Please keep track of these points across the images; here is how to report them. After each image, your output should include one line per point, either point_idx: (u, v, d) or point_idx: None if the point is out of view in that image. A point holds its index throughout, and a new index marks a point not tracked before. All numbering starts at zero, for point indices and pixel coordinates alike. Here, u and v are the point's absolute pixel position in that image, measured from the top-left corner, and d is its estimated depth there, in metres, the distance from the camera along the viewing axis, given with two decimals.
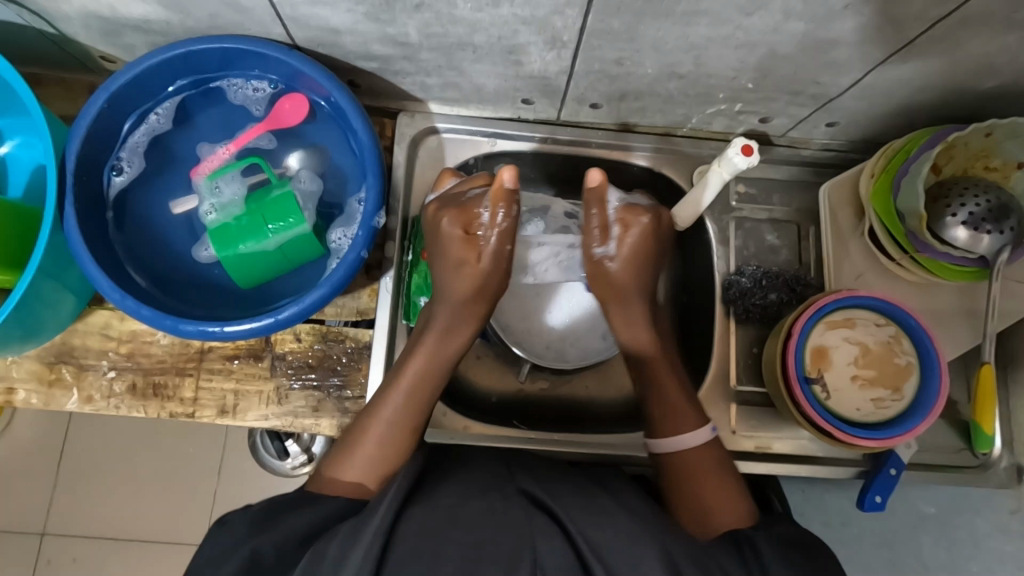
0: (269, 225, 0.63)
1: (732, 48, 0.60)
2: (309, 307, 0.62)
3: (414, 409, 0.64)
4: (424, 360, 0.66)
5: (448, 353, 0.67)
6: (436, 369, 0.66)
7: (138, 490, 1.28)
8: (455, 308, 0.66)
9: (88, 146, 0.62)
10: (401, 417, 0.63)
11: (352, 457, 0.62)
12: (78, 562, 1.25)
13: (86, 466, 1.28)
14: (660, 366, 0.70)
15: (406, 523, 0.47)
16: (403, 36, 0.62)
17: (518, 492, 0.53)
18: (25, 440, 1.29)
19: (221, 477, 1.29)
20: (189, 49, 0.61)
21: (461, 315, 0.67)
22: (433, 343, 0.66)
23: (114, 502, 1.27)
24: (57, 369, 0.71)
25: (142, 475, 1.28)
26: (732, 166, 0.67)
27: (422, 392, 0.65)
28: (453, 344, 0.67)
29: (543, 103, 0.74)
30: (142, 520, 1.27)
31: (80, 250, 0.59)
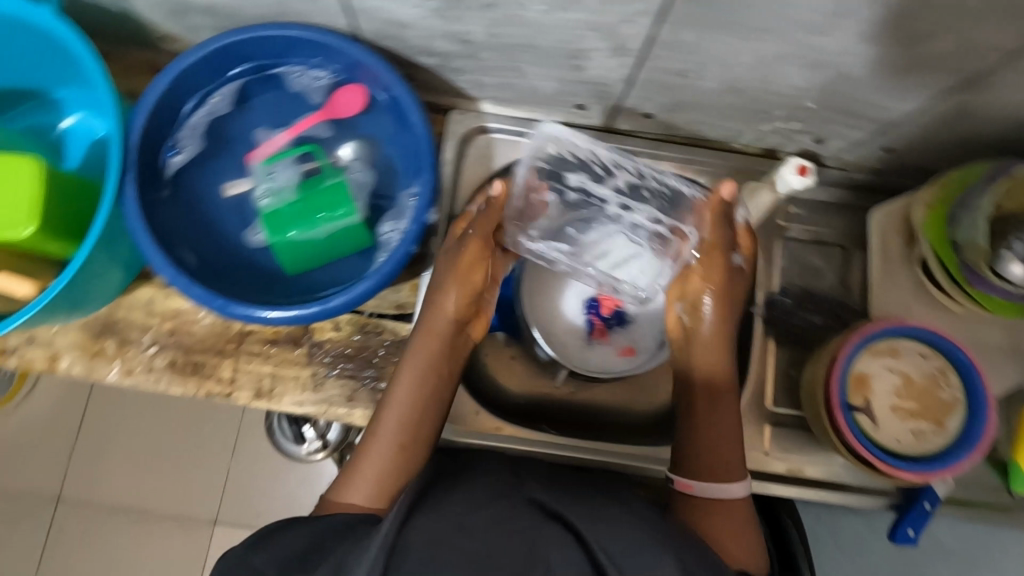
0: (321, 214, 0.63)
1: (800, 66, 0.59)
2: (355, 299, 0.62)
3: (411, 423, 0.65)
4: (416, 370, 0.66)
5: (433, 354, 0.67)
6: (419, 376, 0.66)
7: (152, 462, 1.30)
8: (440, 311, 0.68)
9: (152, 125, 0.63)
10: (393, 428, 0.64)
11: (355, 479, 0.62)
12: (90, 529, 1.27)
13: (103, 435, 1.30)
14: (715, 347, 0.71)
15: (412, 531, 0.46)
16: (467, 34, 0.61)
17: (527, 501, 0.53)
18: (46, 405, 1.31)
19: (234, 458, 1.30)
20: (254, 35, 0.62)
21: (440, 312, 0.68)
22: (418, 350, 0.67)
23: (127, 473, 1.29)
24: (101, 341, 0.72)
25: (157, 448, 1.30)
26: (785, 184, 0.69)
27: (409, 401, 0.65)
28: (434, 345, 0.67)
29: (597, 109, 0.74)
30: (154, 493, 1.29)
31: (138, 227, 0.60)
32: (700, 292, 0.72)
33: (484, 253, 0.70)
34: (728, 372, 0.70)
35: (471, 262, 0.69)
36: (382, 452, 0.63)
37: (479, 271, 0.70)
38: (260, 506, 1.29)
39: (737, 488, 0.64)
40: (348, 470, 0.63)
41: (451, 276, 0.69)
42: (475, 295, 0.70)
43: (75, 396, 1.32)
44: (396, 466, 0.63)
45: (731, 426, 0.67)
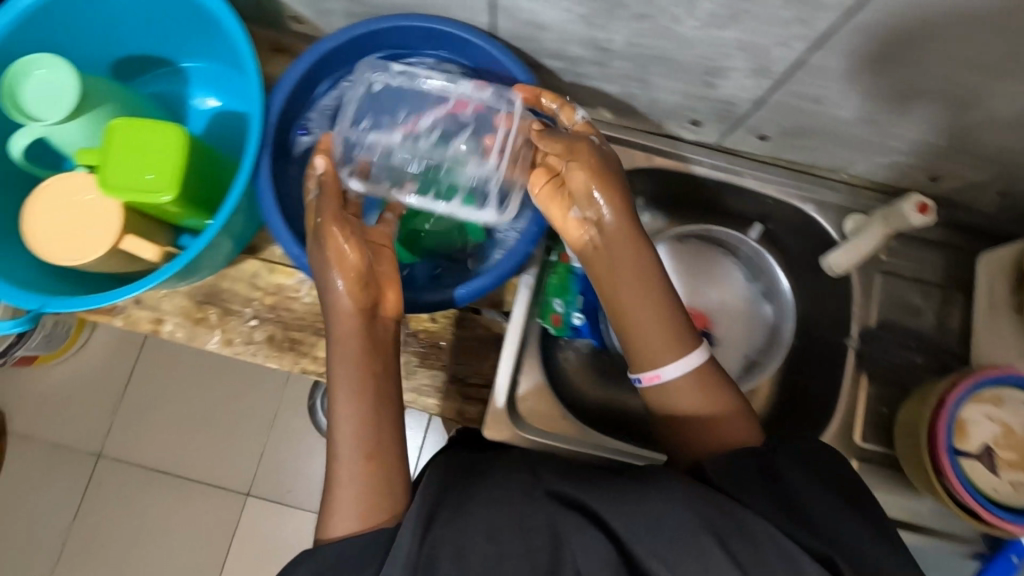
0: (445, 207, 0.65)
1: (944, 103, 0.58)
2: (474, 292, 0.63)
3: (369, 433, 0.56)
4: (352, 378, 0.57)
5: (360, 351, 0.58)
6: (357, 381, 0.57)
7: (193, 427, 1.32)
8: (338, 306, 0.58)
9: (290, 103, 0.64)
10: (354, 443, 0.56)
11: (333, 509, 0.54)
12: (126, 487, 1.29)
13: (149, 396, 1.32)
14: (631, 276, 0.60)
15: (438, 536, 0.48)
16: (607, 42, 0.62)
17: (547, 494, 0.51)
18: (97, 360, 1.34)
19: (272, 432, 1.32)
20: (397, 24, 0.63)
21: (341, 311, 0.57)
22: (347, 350, 0.58)
23: (168, 436, 1.31)
24: (204, 309, 0.73)
25: (200, 414, 1.32)
26: (900, 219, 0.68)
27: (358, 415, 0.56)
28: (358, 338, 0.58)
29: (711, 126, 0.74)
30: (193, 458, 1.30)
31: (269, 204, 0.61)
32: (588, 188, 0.58)
33: (342, 216, 0.58)
34: (677, 332, 0.60)
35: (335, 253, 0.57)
36: (351, 473, 0.55)
37: (358, 250, 0.57)
38: (292, 483, 1.30)
39: (685, 361, 0.60)
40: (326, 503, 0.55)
41: (334, 268, 0.56)
42: (366, 279, 0.58)
43: (124, 354, 1.34)
44: (376, 484, 0.55)
45: (690, 397, 0.60)
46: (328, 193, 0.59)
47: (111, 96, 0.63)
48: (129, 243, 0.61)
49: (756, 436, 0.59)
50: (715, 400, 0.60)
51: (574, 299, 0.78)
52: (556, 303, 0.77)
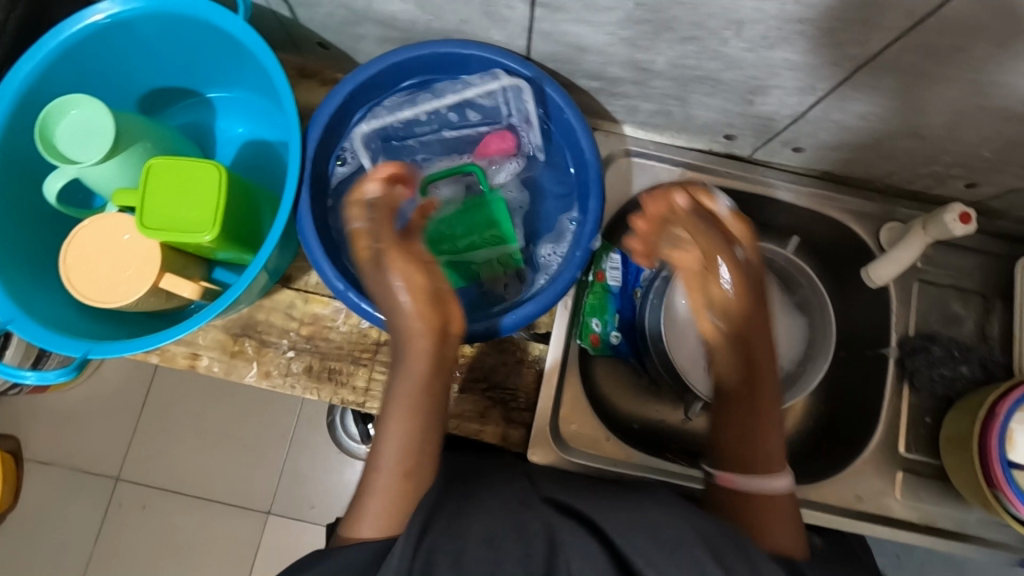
0: (485, 235, 0.63)
1: (995, 118, 0.58)
2: (520, 321, 0.61)
3: (412, 450, 0.56)
4: (407, 401, 0.57)
5: (420, 378, 0.57)
6: (416, 405, 0.56)
7: (212, 447, 1.30)
8: (406, 324, 0.56)
9: (326, 134, 0.63)
10: (399, 458, 0.56)
11: (365, 513, 0.55)
12: (148, 509, 1.27)
13: (165, 416, 1.31)
14: (767, 373, 0.66)
15: (432, 539, 0.48)
16: (649, 63, 0.61)
17: (543, 501, 0.55)
18: (112, 382, 1.32)
19: (291, 449, 1.31)
20: (433, 50, 0.62)
21: (409, 330, 0.56)
22: (407, 374, 0.57)
23: (187, 455, 1.30)
24: (240, 341, 0.72)
25: (218, 432, 1.31)
26: (943, 229, 0.67)
27: (407, 433, 0.56)
28: (417, 355, 0.57)
29: (747, 140, 0.73)
30: (213, 478, 1.29)
31: (310, 237, 0.60)
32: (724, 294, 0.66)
33: (419, 255, 0.57)
34: (777, 452, 0.65)
35: (402, 268, 0.56)
36: (386, 486, 0.55)
37: (423, 272, 0.56)
38: (315, 500, 1.29)
39: (772, 480, 0.63)
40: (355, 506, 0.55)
41: (393, 283, 0.56)
42: (436, 299, 0.57)
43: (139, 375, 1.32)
44: (405, 493, 0.56)
45: (768, 495, 0.63)
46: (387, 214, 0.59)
47: (144, 134, 0.62)
48: (168, 281, 0.60)
49: (803, 550, 0.60)
50: (781, 507, 0.62)
51: (612, 318, 0.78)
52: (594, 322, 0.76)
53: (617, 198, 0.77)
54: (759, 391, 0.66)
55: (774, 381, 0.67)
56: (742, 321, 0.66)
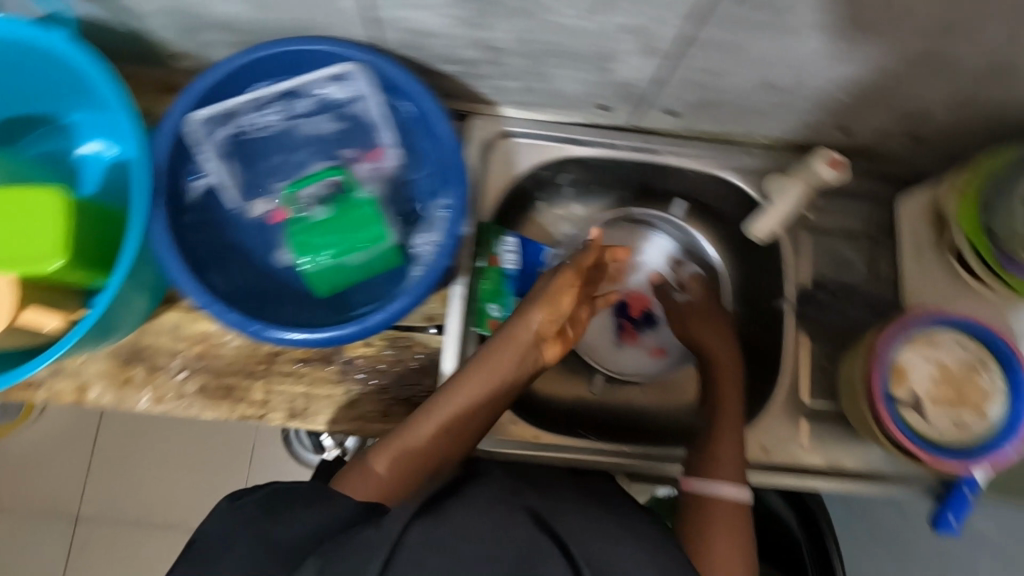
0: (354, 237, 0.62)
1: (835, 60, 0.58)
2: (394, 315, 0.60)
3: (462, 432, 0.62)
4: (475, 382, 0.63)
5: (504, 371, 0.64)
6: (483, 389, 0.63)
7: (170, 478, 1.27)
8: (525, 326, 0.66)
9: (175, 147, 0.60)
10: (438, 433, 0.61)
11: (378, 462, 0.59)
12: (113, 546, 1.24)
13: (117, 452, 1.27)
14: (733, 399, 0.71)
15: (413, 532, 0.47)
16: (495, 41, 0.60)
17: (522, 507, 0.52)
18: (56, 425, 1.29)
19: (252, 469, 1.28)
20: (279, 50, 0.60)
21: (517, 336, 0.65)
22: (482, 374, 0.63)
23: (145, 489, 1.26)
24: (129, 368, 0.71)
25: (174, 462, 1.27)
26: (813, 175, 0.69)
27: (465, 411, 0.62)
28: (509, 361, 0.64)
29: (621, 108, 0.73)
30: (176, 507, 1.26)
31: (167, 252, 0.59)
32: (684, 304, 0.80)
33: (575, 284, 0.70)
34: (739, 462, 0.66)
35: (557, 286, 0.68)
36: (421, 448, 0.60)
37: (571, 296, 0.69)
38: None
39: (739, 491, 0.63)
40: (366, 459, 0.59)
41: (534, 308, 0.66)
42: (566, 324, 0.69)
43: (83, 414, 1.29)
44: (425, 463, 0.60)
45: (729, 511, 0.62)
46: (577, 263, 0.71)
47: None
48: (27, 316, 0.58)
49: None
50: (738, 515, 0.62)
51: (509, 300, 0.77)
52: (492, 307, 0.75)
53: (503, 181, 0.77)
54: (720, 401, 0.71)
55: (735, 394, 0.72)
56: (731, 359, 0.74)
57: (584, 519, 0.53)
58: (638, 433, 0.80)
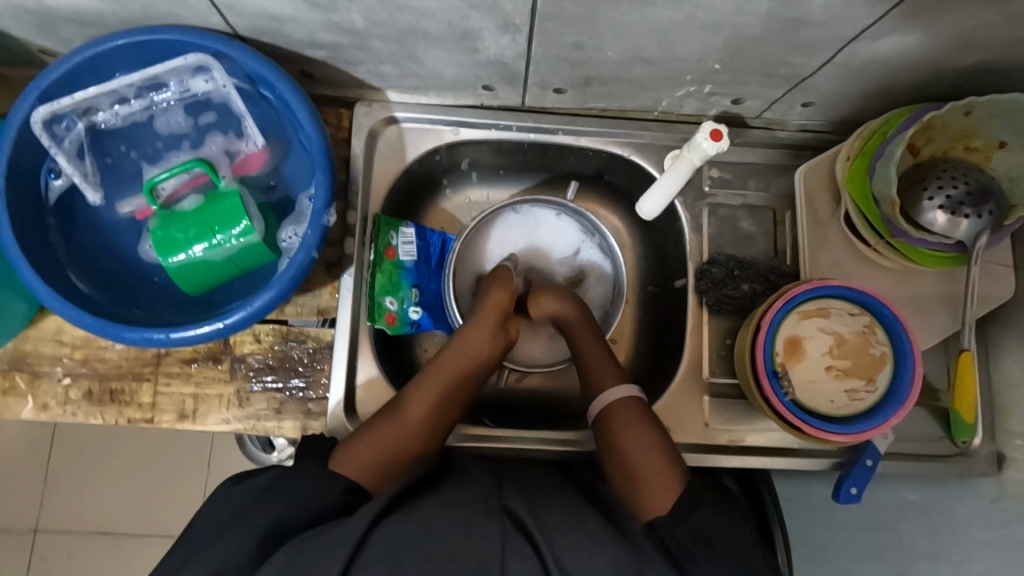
0: (216, 231, 0.60)
1: (696, 28, 0.57)
2: (259, 310, 0.60)
3: (446, 405, 0.68)
4: (455, 359, 0.70)
5: (480, 346, 0.72)
6: (463, 364, 0.70)
7: (124, 486, 1.20)
8: (492, 303, 0.74)
9: (22, 146, 0.59)
10: (424, 407, 0.66)
11: (367, 444, 0.63)
12: (73, 557, 1.18)
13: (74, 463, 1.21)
14: (598, 351, 0.73)
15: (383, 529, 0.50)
16: (348, 23, 0.58)
17: (501, 508, 0.54)
18: None
19: (211, 471, 1.21)
20: (131, 41, 0.58)
21: (490, 309, 0.74)
22: (450, 361, 0.70)
23: (104, 497, 1.20)
24: (11, 377, 0.69)
25: (128, 469, 1.20)
26: (702, 152, 0.66)
27: (447, 386, 0.69)
28: (478, 338, 0.72)
29: (506, 88, 0.71)
30: (134, 514, 1.20)
31: (15, 254, 0.56)
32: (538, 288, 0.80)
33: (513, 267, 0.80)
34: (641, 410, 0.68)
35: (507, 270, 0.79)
36: (410, 422, 0.65)
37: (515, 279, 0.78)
38: None
39: (624, 388, 0.69)
40: (353, 445, 0.62)
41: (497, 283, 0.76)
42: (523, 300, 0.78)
43: None
44: (412, 438, 0.64)
45: (628, 419, 0.66)
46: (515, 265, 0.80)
47: None
48: None
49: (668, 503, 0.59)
50: (636, 414, 0.66)
51: (407, 293, 0.76)
52: (387, 299, 0.74)
53: (393, 169, 0.75)
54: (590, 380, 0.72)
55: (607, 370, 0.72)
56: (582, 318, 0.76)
57: (570, 518, 0.54)
58: (546, 417, 0.81)
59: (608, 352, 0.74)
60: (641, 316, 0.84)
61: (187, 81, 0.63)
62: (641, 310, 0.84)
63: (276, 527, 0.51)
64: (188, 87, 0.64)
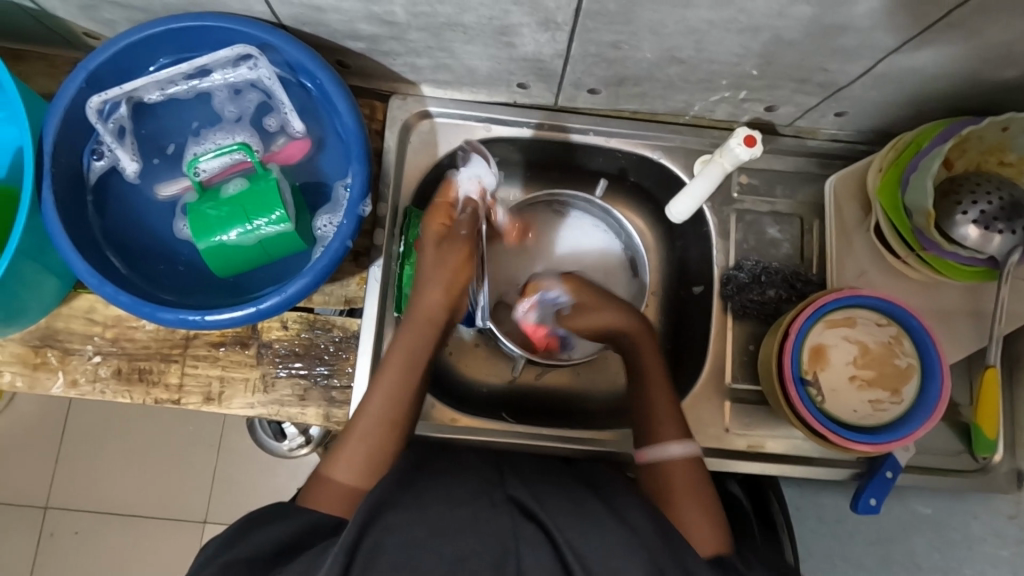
0: (251, 218, 0.61)
1: (735, 32, 0.57)
2: (292, 297, 0.60)
3: (399, 403, 0.64)
4: (397, 357, 0.66)
5: (419, 335, 0.67)
6: (404, 359, 0.66)
7: (136, 467, 1.21)
8: (423, 290, 0.68)
9: (67, 128, 0.60)
10: (376, 418, 0.63)
11: (324, 485, 0.61)
12: (81, 535, 1.19)
13: (87, 441, 1.22)
14: (659, 378, 0.70)
15: (397, 516, 0.50)
16: (390, 15, 0.59)
17: (506, 498, 0.55)
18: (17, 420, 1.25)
19: (222, 455, 1.23)
20: (175, 26, 0.59)
21: (423, 301, 0.68)
22: (390, 367, 0.65)
23: (115, 477, 1.21)
24: (42, 352, 0.70)
25: (141, 450, 1.22)
26: (734, 157, 0.66)
27: (392, 383, 0.64)
28: (409, 347, 0.66)
29: (539, 86, 0.72)
30: (145, 495, 1.21)
31: (57, 232, 0.57)
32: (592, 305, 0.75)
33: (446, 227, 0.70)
34: (681, 420, 0.68)
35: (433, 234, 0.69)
36: (363, 436, 0.63)
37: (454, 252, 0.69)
38: (250, 502, 1.22)
39: (685, 445, 0.66)
40: (315, 487, 0.62)
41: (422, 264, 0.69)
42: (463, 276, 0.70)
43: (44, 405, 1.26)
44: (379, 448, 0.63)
45: (683, 469, 0.65)
46: (433, 240, 0.69)
47: None
48: None
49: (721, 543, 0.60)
50: (692, 477, 0.64)
51: None
52: None
53: (423, 163, 0.76)
54: (651, 395, 0.69)
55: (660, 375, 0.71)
56: (636, 324, 0.74)
57: (568, 502, 0.56)
58: (564, 415, 0.81)
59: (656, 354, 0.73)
60: (663, 319, 0.84)
61: (229, 70, 0.64)
62: (663, 313, 0.84)
63: (250, 564, 0.50)
64: (234, 77, 0.65)
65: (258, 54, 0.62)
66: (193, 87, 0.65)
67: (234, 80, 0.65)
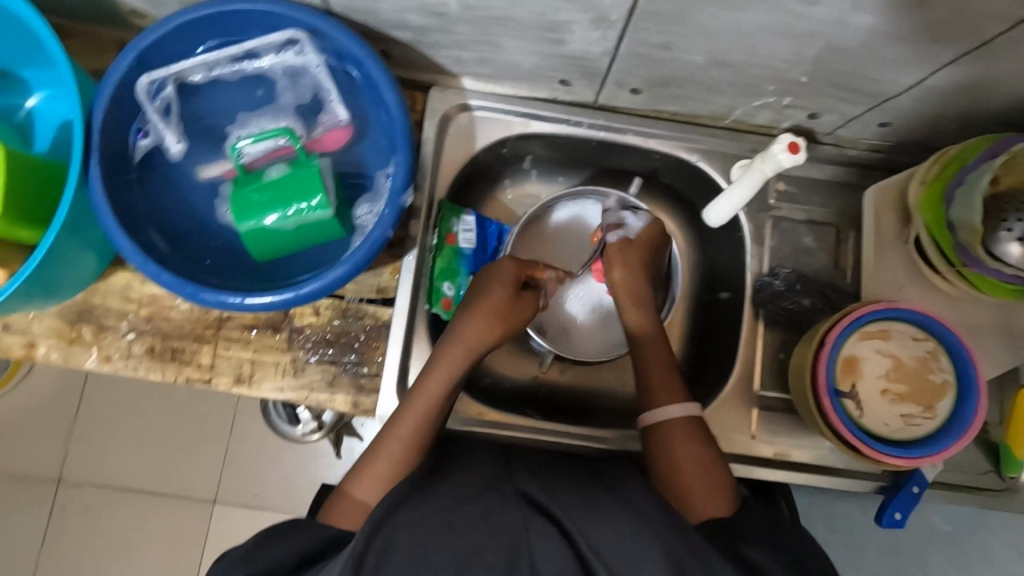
0: (293, 204, 0.61)
1: (788, 38, 0.57)
2: (331, 284, 0.61)
3: (429, 423, 0.65)
4: (431, 382, 0.66)
5: (456, 364, 0.67)
6: (441, 385, 0.66)
7: (150, 444, 1.23)
8: (468, 321, 0.69)
9: (115, 105, 0.61)
10: (404, 446, 0.64)
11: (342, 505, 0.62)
12: (92, 509, 1.21)
13: (102, 417, 1.23)
14: (660, 364, 0.72)
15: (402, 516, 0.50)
16: (442, 7, 0.59)
17: (517, 492, 0.55)
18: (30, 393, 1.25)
19: (234, 437, 1.24)
20: (223, 9, 0.59)
21: (467, 332, 0.69)
22: (423, 396, 0.65)
23: (129, 454, 1.22)
24: (77, 327, 0.71)
25: (155, 428, 1.23)
26: (776, 163, 0.65)
27: (421, 410, 0.65)
28: (445, 374, 0.66)
29: (581, 84, 0.71)
30: (157, 472, 1.22)
31: (101, 207, 0.58)
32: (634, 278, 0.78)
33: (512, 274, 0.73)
34: (678, 388, 0.69)
35: (493, 275, 0.72)
36: (392, 453, 0.64)
37: (504, 290, 0.71)
38: (259, 486, 1.22)
39: (687, 407, 0.67)
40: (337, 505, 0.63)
41: (477, 298, 0.71)
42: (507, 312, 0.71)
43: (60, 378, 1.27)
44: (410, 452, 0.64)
45: (684, 432, 0.66)
46: (499, 281, 0.72)
47: None
48: None
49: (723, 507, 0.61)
50: (693, 436, 0.66)
51: (464, 280, 0.77)
52: (445, 286, 0.76)
53: (461, 157, 0.76)
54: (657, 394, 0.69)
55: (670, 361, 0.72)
56: (655, 330, 0.75)
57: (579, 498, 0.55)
58: (587, 415, 0.81)
59: (667, 359, 0.73)
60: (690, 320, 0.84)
61: (278, 55, 0.65)
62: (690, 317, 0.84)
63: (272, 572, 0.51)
64: (283, 61, 0.65)
65: (307, 39, 0.62)
66: (240, 71, 0.66)
67: (282, 65, 0.65)
